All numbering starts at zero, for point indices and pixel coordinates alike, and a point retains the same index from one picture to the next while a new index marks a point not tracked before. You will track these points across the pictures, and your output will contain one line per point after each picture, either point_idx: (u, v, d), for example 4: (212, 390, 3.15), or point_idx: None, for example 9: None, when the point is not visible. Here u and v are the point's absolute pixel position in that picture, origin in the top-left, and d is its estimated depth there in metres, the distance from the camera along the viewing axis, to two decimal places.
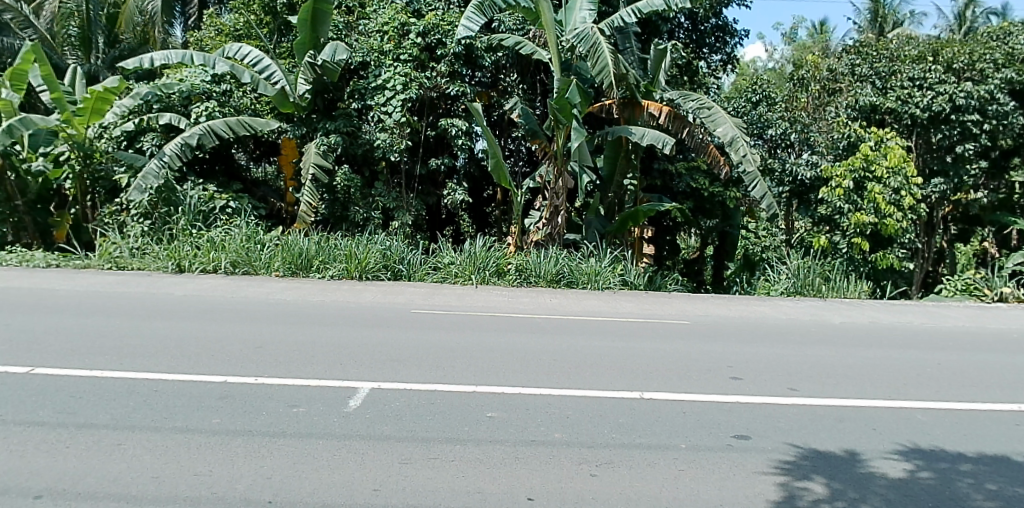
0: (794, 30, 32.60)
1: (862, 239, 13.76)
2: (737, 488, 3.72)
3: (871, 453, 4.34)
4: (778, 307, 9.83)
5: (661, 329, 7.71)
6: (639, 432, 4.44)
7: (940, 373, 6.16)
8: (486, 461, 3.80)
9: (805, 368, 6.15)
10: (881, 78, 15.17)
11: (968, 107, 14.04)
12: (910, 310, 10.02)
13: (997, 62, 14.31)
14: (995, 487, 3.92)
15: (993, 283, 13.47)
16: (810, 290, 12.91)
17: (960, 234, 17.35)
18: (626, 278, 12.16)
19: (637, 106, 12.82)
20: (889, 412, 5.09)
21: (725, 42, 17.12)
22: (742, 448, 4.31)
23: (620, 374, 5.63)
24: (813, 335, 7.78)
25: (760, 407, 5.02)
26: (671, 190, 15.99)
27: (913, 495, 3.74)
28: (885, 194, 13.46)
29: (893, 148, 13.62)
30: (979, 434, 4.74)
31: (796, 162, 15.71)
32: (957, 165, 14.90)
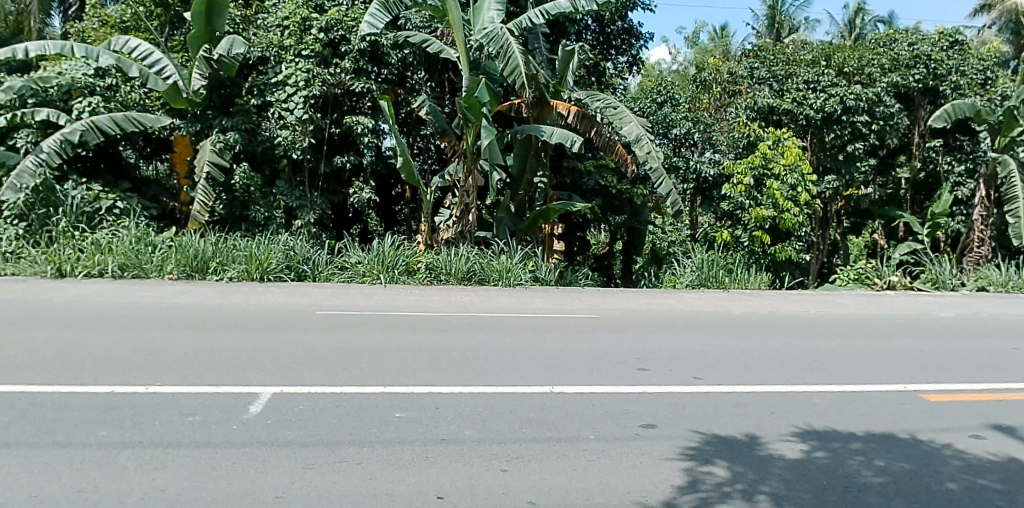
0: (697, 34, 33.95)
1: (763, 233, 14.62)
2: (645, 476, 3.88)
3: (770, 436, 4.61)
4: (683, 299, 10.19)
5: (570, 323, 7.86)
6: (550, 425, 4.50)
7: (832, 357, 6.58)
8: (395, 462, 3.76)
9: (710, 357, 6.40)
10: (778, 80, 15.98)
11: (857, 108, 15.04)
12: (805, 299, 10.56)
13: (883, 67, 15.52)
14: (881, 463, 4.29)
15: (882, 274, 14.42)
16: (713, 282, 13.45)
17: (853, 226, 18.39)
18: (536, 275, 12.38)
19: (546, 106, 13.07)
20: (789, 395, 5.38)
21: (631, 44, 17.56)
22: (649, 436, 4.48)
23: (530, 368, 5.69)
24: (716, 325, 8.12)
25: (667, 396, 5.20)
26: (581, 188, 16.12)
27: (808, 477, 4.03)
28: (783, 190, 14.32)
29: (789, 147, 14.53)
30: (870, 414, 5.08)
31: (700, 159, 16.50)
32: (848, 163, 15.89)
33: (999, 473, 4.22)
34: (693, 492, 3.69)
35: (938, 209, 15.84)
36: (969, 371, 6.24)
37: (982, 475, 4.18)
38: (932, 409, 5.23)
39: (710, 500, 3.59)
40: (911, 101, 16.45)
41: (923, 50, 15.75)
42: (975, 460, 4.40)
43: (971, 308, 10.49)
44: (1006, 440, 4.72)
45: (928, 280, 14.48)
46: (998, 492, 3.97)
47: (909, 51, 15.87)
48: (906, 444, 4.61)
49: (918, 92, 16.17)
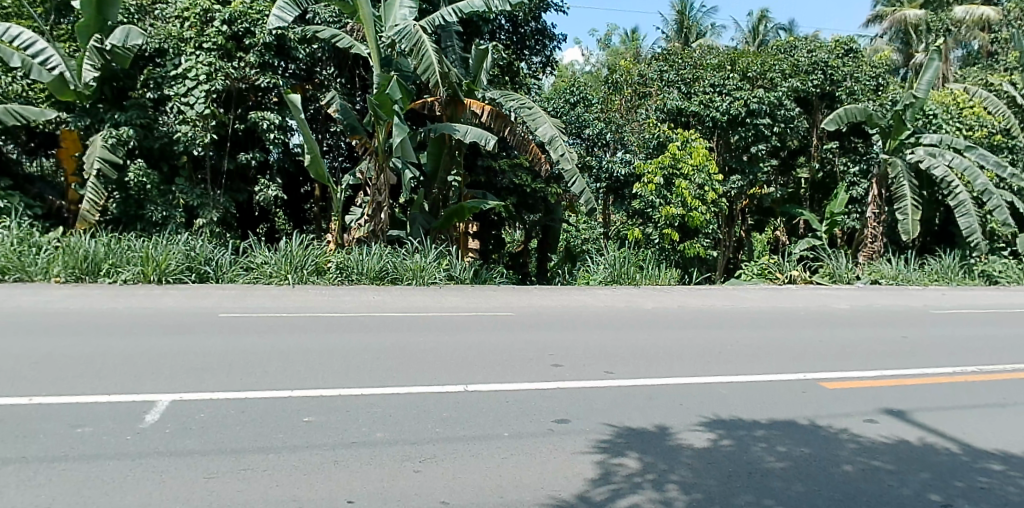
0: (609, 37, 34.88)
1: (672, 230, 15.28)
2: (558, 471, 3.96)
3: (680, 426, 4.79)
4: (597, 296, 10.42)
5: (484, 321, 7.90)
6: (464, 424, 4.51)
7: (737, 348, 6.90)
8: (304, 467, 3.67)
9: (623, 351, 6.57)
10: (686, 84, 16.68)
11: (760, 111, 15.90)
12: (713, 294, 11.03)
13: (784, 72, 16.34)
14: (782, 449, 4.56)
15: (784, 267, 15.83)
16: (624, 279, 13.85)
17: (756, 224, 18.98)
18: (451, 273, 12.44)
19: (459, 104, 13.13)
20: (698, 386, 5.58)
21: (545, 45, 17.83)
22: (563, 431, 4.56)
23: (444, 367, 5.68)
24: (628, 320, 8.35)
25: (580, 391, 5.30)
26: (494, 186, 16.30)
27: (715, 466, 4.21)
28: (690, 189, 15.08)
29: (697, 147, 15.24)
30: (772, 402, 5.34)
31: (612, 159, 16.57)
32: (752, 164, 16.70)
33: (887, 455, 4.55)
34: (604, 484, 3.80)
35: (837, 208, 16.69)
36: (863, 359, 6.66)
37: (873, 457, 4.51)
38: (828, 395, 5.56)
39: (620, 492, 3.71)
40: (810, 105, 17.39)
41: (821, 57, 16.69)
42: (867, 443, 4.73)
43: (863, 300, 11.24)
44: (893, 423, 5.09)
45: (827, 274, 15.88)
46: (886, 473, 4.29)
47: (808, 57, 16.79)
48: (806, 430, 4.89)
49: (816, 96, 17.08)
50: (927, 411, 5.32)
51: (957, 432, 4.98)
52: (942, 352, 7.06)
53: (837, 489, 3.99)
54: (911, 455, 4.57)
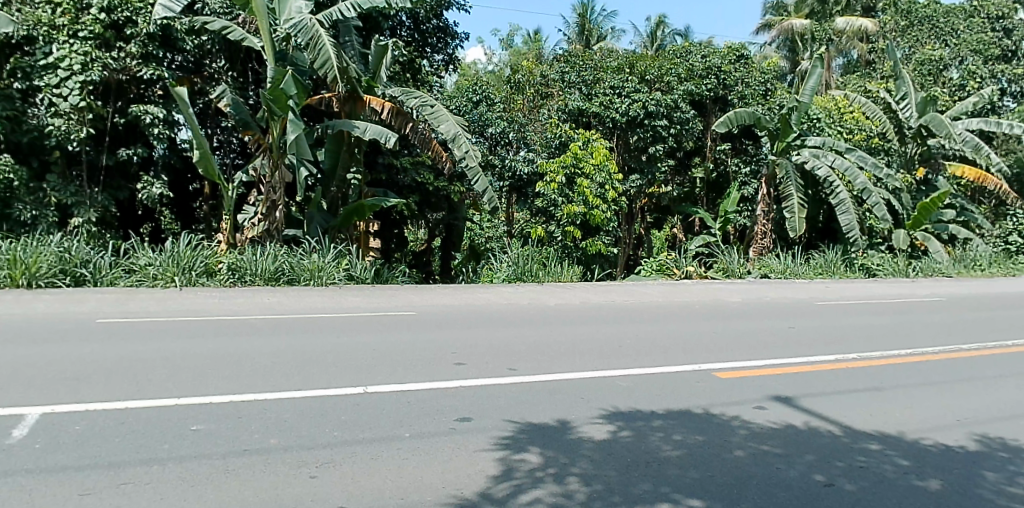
0: (511, 37, 35.35)
1: (574, 228, 15.63)
2: (461, 469, 3.98)
3: (580, 420, 4.92)
4: (500, 293, 10.56)
5: (386, 321, 7.82)
6: (363, 427, 4.46)
7: (637, 342, 7.14)
8: (193, 478, 3.52)
9: (526, 348, 6.67)
10: (587, 85, 17.06)
11: (658, 113, 16.62)
12: (613, 289, 11.41)
13: (679, 76, 17.14)
14: (678, 438, 4.78)
15: (680, 264, 16.18)
16: (529, 276, 14.09)
17: (655, 221, 19.91)
18: (351, 273, 12.30)
19: (358, 101, 12.88)
20: (598, 380, 5.74)
21: (447, 43, 17.88)
22: (465, 430, 4.59)
23: (342, 369, 5.59)
24: (532, 317, 8.49)
25: (483, 389, 5.35)
26: (396, 185, 16.05)
27: (616, 458, 4.37)
28: (592, 188, 15.50)
29: (598, 147, 15.76)
30: (669, 393, 5.56)
31: (515, 158, 16.70)
32: (650, 164, 17.47)
33: (775, 439, 4.86)
34: (507, 480, 3.85)
35: (729, 207, 17.84)
36: (754, 349, 7.05)
37: (762, 442, 4.80)
38: (722, 384, 5.85)
39: (523, 486, 3.79)
40: (704, 108, 18.32)
41: (714, 62, 17.55)
42: (757, 429, 5.02)
43: (753, 293, 11.91)
44: (781, 408, 5.42)
45: (721, 269, 16.42)
46: (774, 457, 4.58)
47: (702, 62, 17.58)
48: (700, 418, 5.12)
49: (710, 99, 18.02)
50: (810, 396, 5.69)
51: (837, 414, 5.36)
52: (824, 341, 7.60)
53: (729, 475, 4.24)
54: (796, 438, 4.90)
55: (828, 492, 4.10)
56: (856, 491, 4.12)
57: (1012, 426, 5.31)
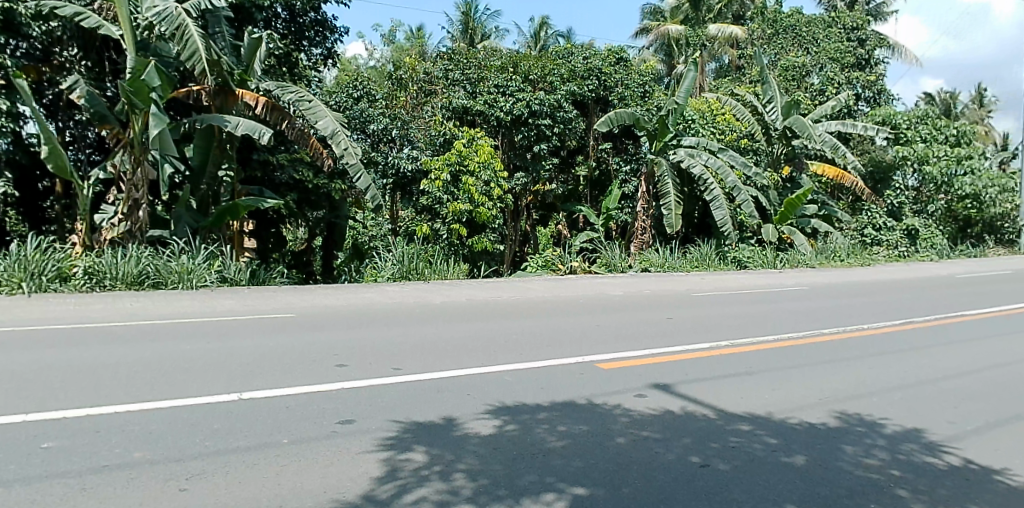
0: (393, 33, 35.17)
1: (460, 225, 15.86)
2: (344, 472, 3.92)
3: (466, 416, 4.97)
4: (385, 292, 10.47)
5: (265, 324, 7.55)
6: (237, 435, 4.30)
7: (522, 337, 7.28)
8: (43, 498, 3.25)
9: (412, 347, 6.65)
10: (470, 83, 17.59)
11: (541, 113, 17.13)
12: (499, 286, 11.58)
13: (562, 77, 17.82)
14: (562, 429, 4.93)
15: (565, 259, 16.82)
16: (414, 274, 14.09)
17: (541, 218, 20.08)
18: (223, 274, 11.80)
19: (229, 95, 12.48)
20: (485, 376, 5.81)
21: (325, 37, 17.45)
22: (347, 432, 4.53)
23: (215, 376, 5.36)
24: (417, 315, 8.45)
25: (366, 390, 5.28)
26: (271, 182, 15.57)
27: (502, 452, 4.44)
28: (477, 186, 15.72)
29: (482, 145, 15.96)
30: (552, 385, 5.70)
31: (398, 156, 17.01)
32: (535, 162, 17.82)
33: (655, 424, 5.12)
34: (392, 481, 3.83)
35: (612, 204, 18.47)
36: (635, 340, 7.37)
37: (643, 428, 5.04)
38: (604, 374, 6.08)
39: (408, 485, 3.78)
40: (586, 108, 18.94)
41: (595, 64, 18.23)
42: (638, 415, 5.25)
43: (632, 286, 12.46)
44: (660, 394, 5.69)
45: (604, 264, 17.31)
46: (654, 441, 4.84)
47: (584, 64, 18.23)
48: (583, 408, 5.29)
49: (592, 100, 18.61)
50: (686, 382, 6.02)
51: (711, 398, 5.69)
52: (700, 330, 8.07)
53: (612, 462, 4.43)
54: (673, 422, 5.17)
55: (702, 473, 4.38)
56: (729, 470, 4.46)
57: (862, 401, 5.85)
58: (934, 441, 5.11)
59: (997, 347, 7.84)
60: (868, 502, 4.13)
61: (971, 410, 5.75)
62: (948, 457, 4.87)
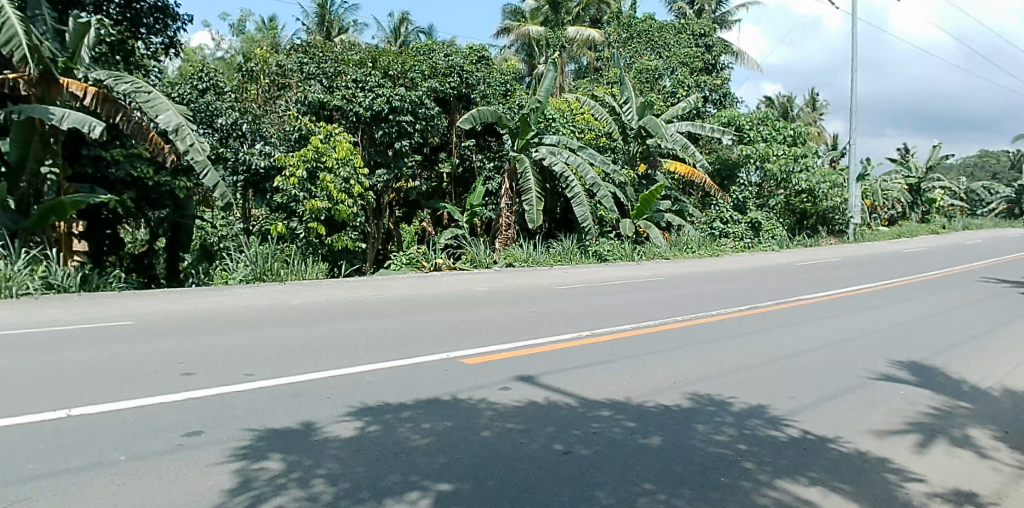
0: (243, 23, 33.72)
1: (318, 224, 15.48)
2: (192, 486, 3.68)
3: (326, 420, 4.83)
4: (237, 296, 9.99)
5: (98, 334, 6.95)
6: (66, 455, 3.92)
7: (385, 336, 7.19)
8: None
9: (268, 351, 6.39)
10: (327, 77, 17.11)
11: (402, 109, 17.06)
12: (361, 286, 11.43)
13: (423, 73, 17.80)
14: (427, 426, 4.91)
15: (429, 257, 16.92)
16: (270, 275, 13.57)
17: (405, 216, 20.36)
18: (50, 280, 10.86)
19: (54, 84, 11.58)
20: (345, 378, 5.69)
21: (166, 24, 16.53)
22: (193, 444, 4.26)
23: (37, 394, 4.86)
24: (273, 318, 8.13)
25: (217, 400, 5.01)
26: (106, 180, 14.14)
27: (364, 454, 4.35)
28: (336, 183, 15.40)
29: (341, 141, 15.59)
30: (415, 383, 5.67)
31: (250, 151, 16.31)
32: (397, 159, 17.85)
33: (520, 416, 5.21)
34: (245, 492, 3.64)
35: (476, 201, 18.95)
36: (499, 335, 7.50)
37: (507, 420, 5.11)
38: (470, 370, 6.12)
39: (262, 495, 3.60)
40: (449, 105, 19.11)
41: (456, 62, 18.44)
42: (502, 408, 5.32)
43: (493, 281, 12.72)
44: (525, 387, 5.80)
45: (469, 260, 17.37)
46: (518, 433, 4.92)
47: (445, 61, 18.36)
48: (448, 404, 5.30)
49: (454, 97, 18.80)
50: (549, 373, 6.18)
51: (573, 387, 5.87)
52: (562, 322, 8.34)
53: (477, 455, 4.47)
54: (536, 412, 5.29)
55: (565, 460, 4.52)
56: (590, 456, 4.63)
57: (713, 382, 6.25)
58: (775, 416, 5.57)
59: (826, 326, 8.72)
60: (716, 476, 4.44)
61: (807, 385, 6.31)
62: (788, 430, 5.33)
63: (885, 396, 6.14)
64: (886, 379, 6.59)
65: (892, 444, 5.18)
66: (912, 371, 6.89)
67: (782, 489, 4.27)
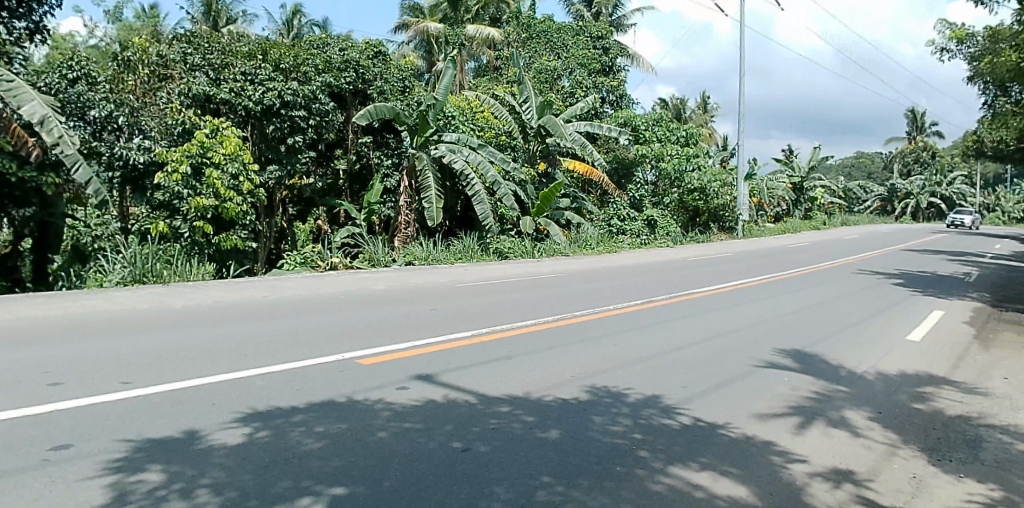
0: (119, 9, 31.83)
1: (204, 222, 14.83)
2: (58, 503, 3.42)
3: (211, 427, 4.62)
4: (114, 299, 9.41)
5: None
6: None
7: (277, 338, 6.98)
8: None
9: (148, 357, 6.05)
10: (214, 69, 16.28)
11: (295, 103, 16.65)
12: (251, 286, 11.08)
13: (317, 67, 17.58)
14: (320, 429, 4.79)
15: (324, 255, 16.64)
16: (150, 277, 12.94)
17: (299, 213, 20.41)
18: None
19: None
20: (233, 383, 5.46)
21: (31, 9, 15.41)
22: (61, 459, 3.96)
23: None
24: (155, 323, 7.72)
25: (90, 411, 4.69)
26: None
27: (253, 460, 4.19)
28: (223, 180, 14.83)
29: (228, 136, 14.99)
30: (308, 385, 5.53)
31: (127, 146, 15.21)
32: (290, 155, 17.52)
33: (417, 415, 5.16)
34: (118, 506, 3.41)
35: (372, 198, 18.86)
36: (397, 334, 7.43)
37: (405, 420, 5.05)
38: (366, 370, 6.02)
39: None
40: (344, 100, 19.09)
41: (351, 56, 18.38)
42: (400, 408, 5.26)
43: (389, 280, 12.63)
44: (423, 385, 5.76)
45: (366, 259, 17.16)
46: (416, 432, 4.87)
47: (341, 55, 18.34)
48: (342, 406, 5.19)
49: (350, 93, 18.83)
50: (448, 371, 6.17)
51: (472, 384, 5.87)
52: (462, 320, 8.37)
53: (373, 457, 4.39)
54: (434, 410, 5.27)
55: (463, 457, 4.52)
56: (488, 452, 4.64)
57: (608, 375, 6.41)
58: (669, 405, 5.77)
59: (717, 319, 9.13)
60: (612, 465, 4.55)
61: (699, 374, 6.58)
62: (681, 418, 5.54)
63: (770, 383, 6.49)
64: (771, 366, 6.97)
65: (777, 427, 5.49)
66: (795, 358, 7.33)
67: (674, 476, 4.43)
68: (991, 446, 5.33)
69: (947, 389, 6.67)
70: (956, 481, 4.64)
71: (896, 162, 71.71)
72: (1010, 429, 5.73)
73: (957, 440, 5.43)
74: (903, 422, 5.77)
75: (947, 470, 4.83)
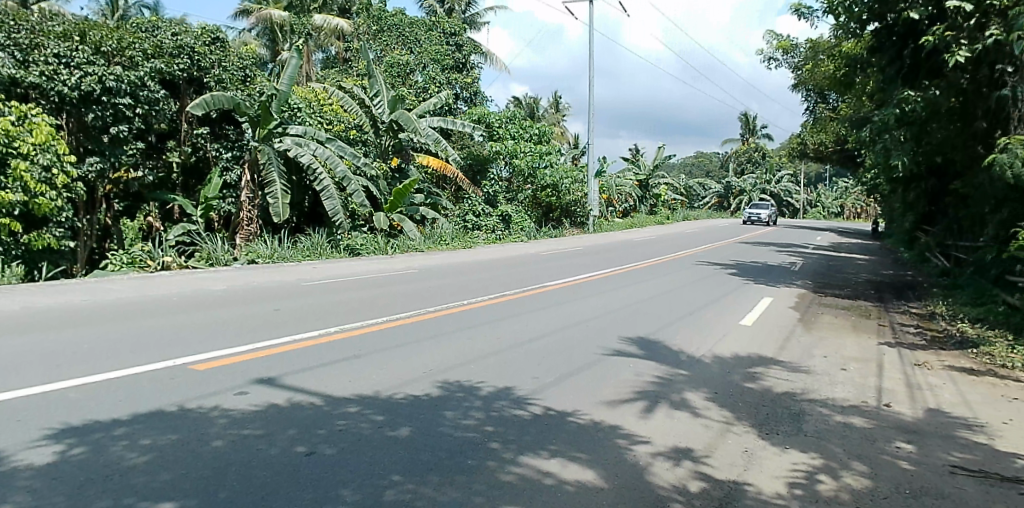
0: None
1: (14, 220, 13.28)
2: None
3: (14, 447, 4.17)
4: None
5: None
6: None
7: (97, 346, 6.44)
8: None
9: None
10: (21, 50, 14.44)
11: (119, 90, 15.49)
12: (69, 290, 10.11)
13: (145, 53, 16.37)
14: (147, 441, 4.47)
15: (155, 254, 15.50)
16: None
17: (127, 209, 19.10)
18: None
19: None
20: (43, 397, 4.98)
21: None
22: None
23: None
24: None
25: None
26: None
27: (66, 479, 3.83)
28: (33, 173, 13.38)
29: (39, 124, 13.54)
30: (132, 396, 5.16)
31: None
32: (113, 147, 16.19)
33: (258, 421, 4.94)
34: None
35: (210, 193, 17.76)
36: (238, 337, 7.11)
37: (243, 427, 4.82)
38: (199, 376, 5.70)
39: None
40: (177, 89, 17.98)
41: (186, 42, 17.36)
42: (238, 414, 5.01)
43: (233, 280, 12.02)
44: (263, 390, 5.54)
45: (205, 258, 16.22)
46: (255, 439, 4.64)
47: (172, 41, 17.17)
48: (173, 416, 4.88)
49: (183, 81, 17.81)
50: (291, 374, 5.97)
51: (316, 386, 5.72)
52: (309, 320, 8.16)
53: (208, 467, 4.14)
54: (277, 415, 5.07)
55: (308, 461, 4.39)
56: (334, 454, 4.52)
57: (462, 369, 6.50)
58: (519, 396, 5.92)
59: (567, 311, 9.48)
60: (463, 459, 4.59)
61: (550, 365, 6.82)
62: (531, 407, 5.70)
63: (617, 370, 6.85)
64: (617, 354, 7.36)
65: (623, 412, 5.78)
66: (639, 346, 7.79)
67: (525, 465, 4.55)
68: (811, 418, 5.92)
69: (775, 369, 7.34)
70: (782, 451, 5.11)
71: (729, 162, 78.17)
72: (827, 402, 6.40)
73: (783, 414, 5.98)
74: (737, 400, 6.28)
75: (775, 442, 5.31)
